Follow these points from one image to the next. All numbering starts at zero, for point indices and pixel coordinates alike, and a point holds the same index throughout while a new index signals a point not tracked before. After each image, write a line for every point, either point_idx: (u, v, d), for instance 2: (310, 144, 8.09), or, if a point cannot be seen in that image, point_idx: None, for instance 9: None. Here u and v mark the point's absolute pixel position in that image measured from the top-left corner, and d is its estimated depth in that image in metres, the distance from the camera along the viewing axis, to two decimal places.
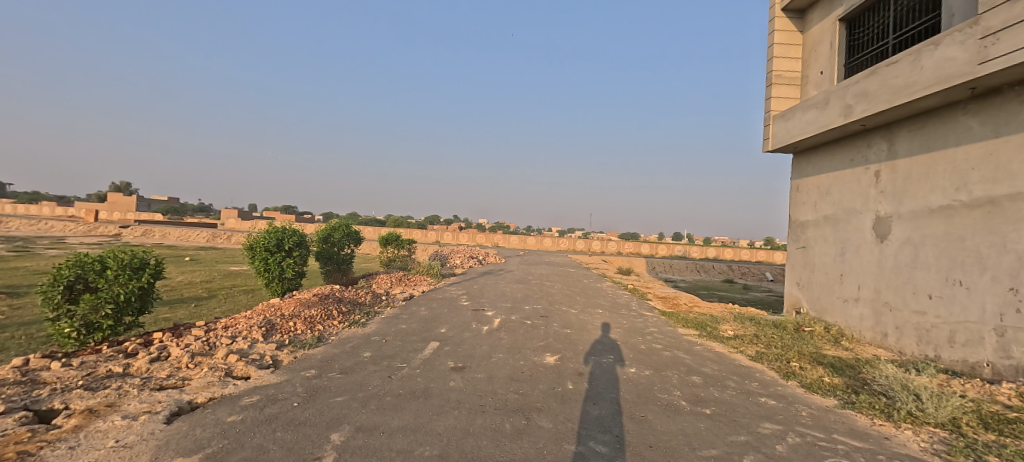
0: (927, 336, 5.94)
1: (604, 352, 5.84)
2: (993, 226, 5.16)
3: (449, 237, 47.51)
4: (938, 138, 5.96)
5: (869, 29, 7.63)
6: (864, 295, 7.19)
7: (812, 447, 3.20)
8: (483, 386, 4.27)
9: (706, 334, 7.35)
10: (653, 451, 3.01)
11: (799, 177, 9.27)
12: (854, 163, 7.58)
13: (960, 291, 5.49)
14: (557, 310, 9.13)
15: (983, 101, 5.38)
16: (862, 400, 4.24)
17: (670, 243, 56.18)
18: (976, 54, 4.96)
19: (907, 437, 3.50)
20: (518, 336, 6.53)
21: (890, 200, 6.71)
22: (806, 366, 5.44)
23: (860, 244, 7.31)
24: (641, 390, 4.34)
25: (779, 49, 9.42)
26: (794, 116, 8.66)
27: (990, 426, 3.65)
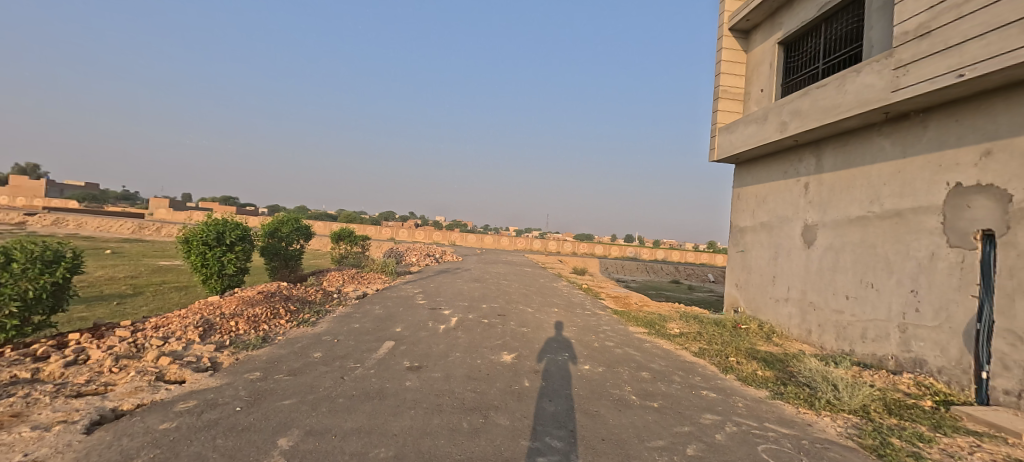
0: (844, 332, 6.62)
1: (559, 350, 6.00)
2: (899, 236, 5.84)
3: (405, 234, 46.52)
4: (858, 156, 6.65)
5: (804, 53, 8.36)
6: (792, 295, 7.87)
7: (746, 435, 3.49)
8: (440, 385, 4.26)
9: (654, 332, 7.75)
10: (605, 444, 3.15)
11: (740, 185, 9.98)
12: (788, 175, 8.27)
13: (872, 292, 6.17)
14: (514, 308, 9.24)
15: (895, 125, 6.06)
16: (789, 390, 4.67)
17: (622, 245, 58.38)
18: (890, 82, 5.59)
19: (825, 423, 3.90)
20: (475, 335, 6.55)
21: (817, 210, 7.41)
22: (742, 361, 5.89)
23: (791, 249, 8.00)
24: (594, 386, 4.52)
25: (726, 66, 10.09)
26: (737, 128, 9.31)
27: (892, 411, 4.15)
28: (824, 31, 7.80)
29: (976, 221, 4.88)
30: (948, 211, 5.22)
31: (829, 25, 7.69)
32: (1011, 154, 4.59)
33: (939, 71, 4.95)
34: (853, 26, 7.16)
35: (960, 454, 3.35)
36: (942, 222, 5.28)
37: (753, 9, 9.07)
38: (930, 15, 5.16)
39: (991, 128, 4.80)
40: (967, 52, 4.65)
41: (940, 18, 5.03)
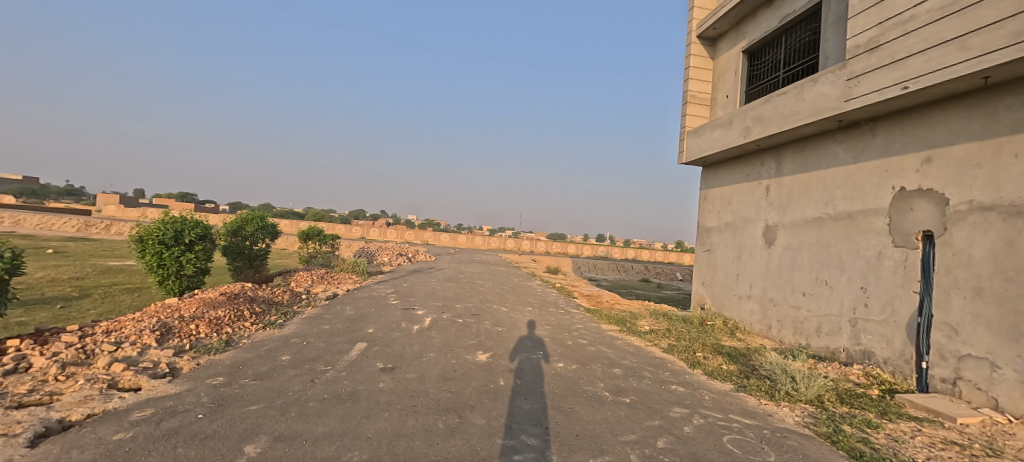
0: (801, 327, 7.01)
1: (534, 349, 6.06)
2: (850, 236, 6.23)
3: (376, 232, 45.59)
4: (814, 160, 7.04)
5: (766, 62, 8.78)
6: (755, 293, 8.25)
7: (712, 426, 3.65)
8: (415, 386, 4.23)
9: (625, 329, 7.94)
10: (579, 439, 3.22)
11: (706, 187, 10.36)
12: (751, 177, 8.66)
13: (826, 289, 6.56)
14: (488, 308, 9.25)
15: (847, 132, 6.46)
16: (752, 383, 4.91)
17: (594, 244, 59.37)
18: (843, 92, 5.95)
19: (785, 413, 4.13)
20: (449, 335, 6.52)
21: (777, 211, 7.80)
22: (708, 356, 6.13)
23: (753, 248, 8.39)
24: (568, 383, 4.61)
25: (694, 71, 10.44)
26: (704, 132, 9.66)
27: (844, 401, 4.43)
28: (785, 42, 8.22)
29: (917, 223, 5.28)
30: (893, 213, 5.62)
31: (789, 36, 8.11)
32: (948, 161, 4.99)
33: (886, 83, 5.32)
34: (811, 38, 7.58)
35: (903, 439, 3.62)
36: (888, 223, 5.69)
37: (719, 18, 9.44)
38: (879, 30, 5.53)
39: (931, 137, 5.20)
40: (911, 66, 5.02)
41: (888, 34, 5.40)
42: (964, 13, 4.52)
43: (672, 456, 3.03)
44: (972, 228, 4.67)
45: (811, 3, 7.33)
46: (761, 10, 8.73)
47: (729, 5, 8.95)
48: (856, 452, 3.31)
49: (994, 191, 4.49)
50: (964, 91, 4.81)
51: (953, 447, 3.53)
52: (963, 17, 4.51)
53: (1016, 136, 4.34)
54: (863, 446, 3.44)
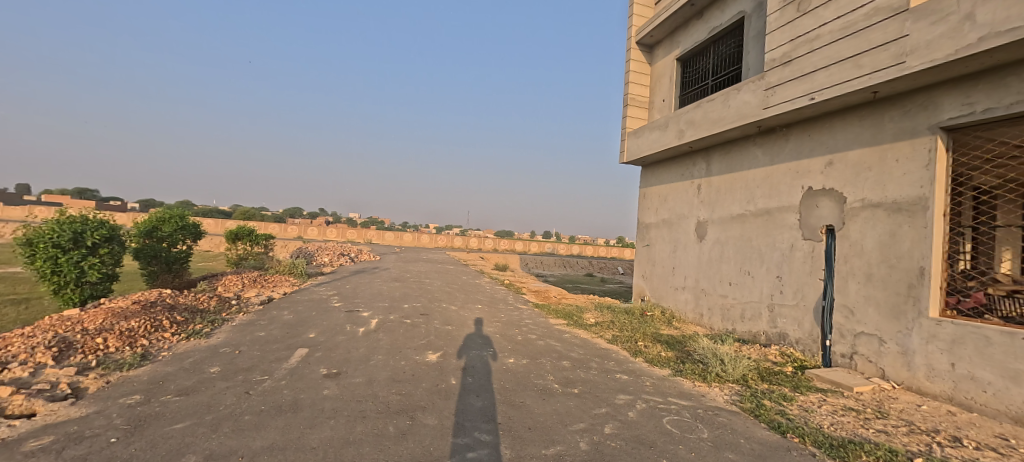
0: (728, 314, 7.68)
1: (484, 346, 6.10)
2: (768, 230, 6.91)
3: (315, 231, 43.17)
4: (738, 162, 7.71)
5: (697, 69, 9.45)
6: (688, 284, 8.88)
7: (654, 410, 3.92)
8: (362, 390, 4.10)
9: (572, 323, 8.23)
10: (531, 432, 3.31)
11: (645, 186, 10.95)
12: (685, 177, 9.30)
13: (749, 279, 7.23)
14: (437, 307, 9.13)
15: (765, 136, 7.14)
16: (687, 367, 5.31)
17: (541, 241, 60.56)
18: (762, 101, 6.57)
19: (715, 393, 4.53)
20: (398, 336, 6.38)
21: (707, 208, 8.45)
22: (648, 344, 6.53)
23: (687, 243, 9.03)
24: (519, 378, 4.70)
25: (633, 75, 10.97)
26: (642, 134, 10.20)
27: (764, 379, 4.93)
28: (713, 52, 8.89)
29: (822, 218, 5.98)
30: (803, 210, 6.32)
31: (717, 47, 8.79)
32: (846, 164, 5.70)
33: (797, 93, 5.95)
34: (735, 50, 8.27)
35: (811, 409, 4.11)
36: (799, 219, 6.38)
37: (656, 26, 10.00)
38: (791, 46, 6.17)
39: (833, 143, 5.90)
40: (817, 79, 5.65)
41: (798, 49, 6.03)
42: (859, 35, 5.17)
43: (618, 440, 3.22)
44: (864, 222, 5.38)
45: (735, 17, 8.00)
46: (693, 21, 9.38)
47: (665, 14, 9.51)
48: (775, 423, 3.71)
49: (881, 190, 5.21)
50: (858, 103, 5.52)
51: (851, 412, 4.07)
52: (858, 38, 5.16)
53: (898, 144, 5.06)
54: (781, 418, 3.86)
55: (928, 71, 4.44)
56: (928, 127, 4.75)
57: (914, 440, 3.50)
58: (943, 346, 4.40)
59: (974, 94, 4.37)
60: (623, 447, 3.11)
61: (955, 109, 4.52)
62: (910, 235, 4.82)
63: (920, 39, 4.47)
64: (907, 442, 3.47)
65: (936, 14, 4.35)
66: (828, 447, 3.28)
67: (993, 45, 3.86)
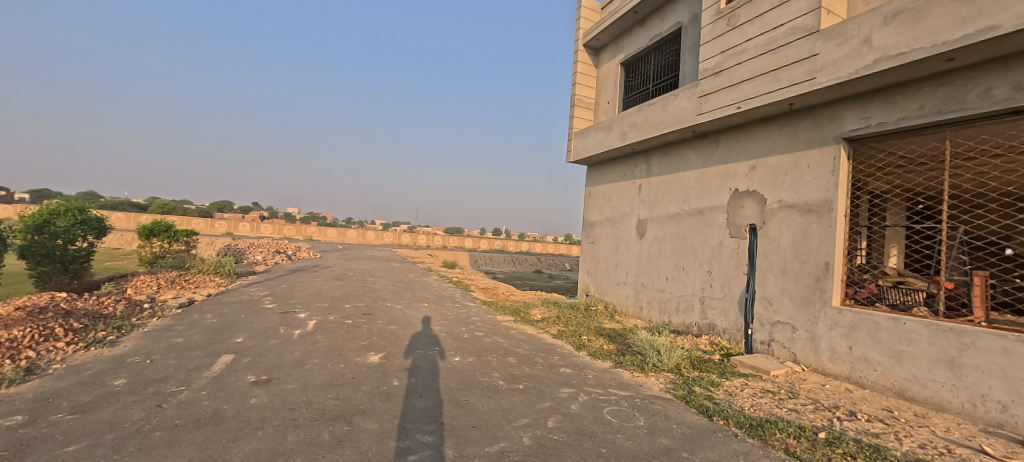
0: (664, 307, 8.13)
1: (429, 345, 5.98)
2: (701, 229, 7.40)
3: (247, 227, 40.18)
4: (675, 164, 8.18)
5: (639, 74, 9.88)
6: (629, 279, 9.30)
7: (596, 401, 4.06)
8: (296, 397, 3.87)
9: (519, 319, 8.32)
10: (475, 430, 3.30)
11: (590, 185, 11.29)
12: (626, 177, 9.71)
13: (683, 274, 7.70)
14: (381, 307, 8.83)
15: (699, 141, 7.63)
16: (627, 359, 5.56)
17: (491, 238, 60.70)
18: (696, 107, 7.01)
19: (651, 382, 4.79)
20: (337, 338, 6.08)
21: (647, 207, 8.88)
22: (592, 338, 6.76)
23: (628, 240, 9.44)
24: (464, 376, 4.67)
25: (580, 77, 11.26)
26: (588, 134, 10.49)
27: (695, 367, 5.29)
28: (654, 59, 9.34)
29: (746, 217, 6.50)
30: (729, 210, 6.84)
31: (657, 54, 9.24)
32: (767, 169, 6.23)
33: (726, 102, 6.41)
34: (673, 58, 8.74)
35: (735, 393, 4.47)
36: (726, 218, 6.89)
37: (602, 30, 10.30)
38: (721, 57, 6.63)
39: (756, 148, 6.42)
40: (743, 90, 6.12)
41: (728, 61, 6.50)
42: (778, 51, 5.67)
43: (561, 433, 3.30)
44: (781, 222, 5.91)
45: (674, 28, 8.46)
46: (635, 28, 9.79)
47: (611, 19, 9.83)
48: (703, 408, 3.99)
49: (794, 193, 5.76)
50: (777, 114, 6.05)
51: (768, 394, 4.47)
52: (778, 54, 5.66)
53: (808, 151, 5.61)
54: (708, 402, 4.16)
55: (834, 87, 4.96)
56: (833, 138, 5.32)
57: (819, 416, 3.91)
58: (843, 332, 4.97)
59: (869, 110, 4.96)
60: (565, 439, 3.19)
61: (855, 122, 5.10)
62: (818, 234, 5.38)
63: (828, 58, 4.98)
64: (813, 419, 3.88)
65: (841, 36, 4.88)
66: (748, 427, 3.58)
67: (885, 67, 4.39)
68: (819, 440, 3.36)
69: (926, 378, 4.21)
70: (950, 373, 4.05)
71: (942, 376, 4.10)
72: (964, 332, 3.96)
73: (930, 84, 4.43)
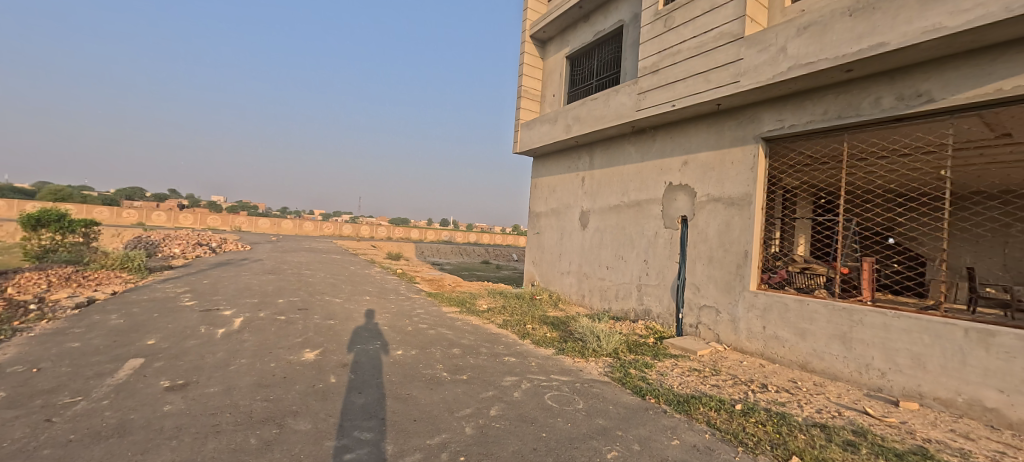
0: (605, 295, 8.51)
1: (370, 339, 5.80)
2: (638, 220, 7.79)
3: (162, 217, 36.27)
4: (616, 157, 8.50)
5: (583, 69, 10.11)
6: (573, 269, 9.60)
7: (538, 388, 4.17)
8: (218, 400, 3.60)
9: (465, 310, 8.31)
10: (417, 423, 3.27)
11: (535, 176, 11.44)
12: (571, 169, 9.95)
13: (622, 263, 8.08)
14: (318, 301, 8.40)
15: (637, 136, 7.97)
16: (568, 345, 5.76)
17: (438, 229, 59.80)
18: (635, 103, 7.31)
19: (591, 366, 5.01)
20: (268, 335, 5.71)
21: (590, 198, 9.18)
22: (535, 327, 6.93)
23: (572, 231, 9.72)
24: (407, 370, 4.59)
25: (527, 69, 11.30)
26: (534, 126, 10.59)
27: (631, 350, 5.61)
28: (598, 55, 9.60)
29: (678, 209, 6.94)
30: (664, 202, 7.25)
31: (601, 50, 9.50)
32: (697, 165, 6.66)
33: (662, 100, 6.74)
34: (615, 55, 9.04)
35: (666, 373, 4.80)
36: (661, 210, 7.31)
37: (548, 22, 10.37)
38: (658, 57, 6.95)
39: (688, 145, 6.84)
40: (677, 89, 6.47)
41: (664, 61, 6.83)
42: (708, 54, 6.05)
43: (502, 421, 3.35)
44: (708, 214, 6.37)
45: (616, 25, 8.74)
46: (580, 23, 9.98)
47: (557, 12, 9.92)
48: (637, 388, 4.25)
49: (720, 187, 6.22)
50: (706, 113, 6.48)
51: (694, 372, 4.85)
52: (708, 57, 6.03)
53: (732, 149, 6.08)
54: (642, 383, 4.43)
55: (755, 90, 5.39)
56: (753, 137, 5.80)
57: (737, 390, 4.32)
58: (759, 313, 5.49)
59: (784, 113, 5.45)
60: (506, 427, 3.25)
61: (771, 123, 5.59)
62: (739, 225, 5.87)
63: (750, 63, 5.40)
64: (732, 392, 4.27)
65: (761, 44, 5.30)
66: (676, 404, 3.86)
67: (797, 74, 4.84)
68: (736, 411, 3.71)
69: (824, 351, 4.78)
70: (842, 346, 4.63)
71: (836, 349, 4.68)
72: (855, 310, 4.53)
73: (834, 91, 4.95)
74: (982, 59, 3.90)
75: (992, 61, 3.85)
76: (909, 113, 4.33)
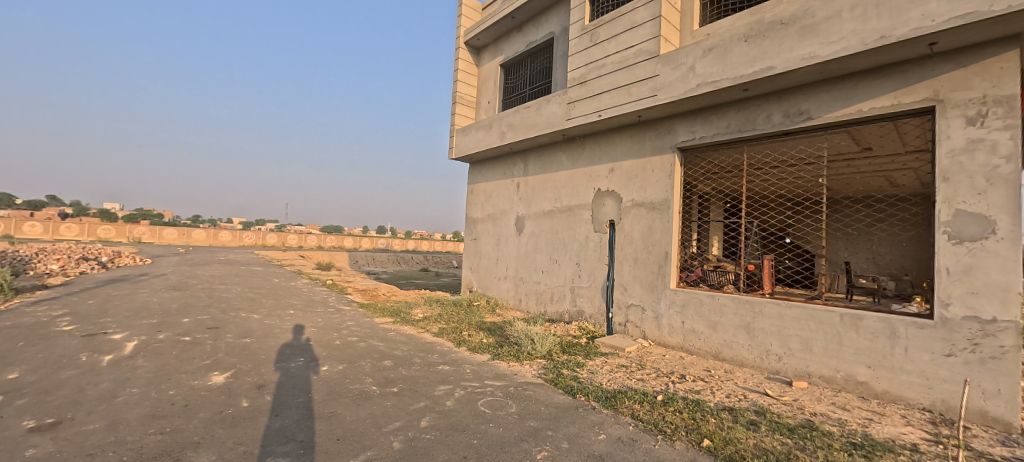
0: (540, 298, 8.69)
1: (293, 357, 5.41)
2: (570, 224, 8.08)
3: (37, 229, 31.04)
4: (549, 164, 8.75)
5: (517, 78, 10.32)
6: (509, 274, 9.70)
7: (471, 395, 4.15)
8: (100, 438, 3.15)
9: (399, 320, 8.05)
10: (340, 443, 3.10)
11: (471, 182, 11.43)
12: (506, 175, 10.08)
13: (556, 266, 8.31)
14: (232, 318, 7.66)
15: (569, 144, 8.29)
16: (503, 350, 5.81)
17: (373, 236, 57.44)
18: (565, 113, 7.60)
19: (525, 369, 5.09)
20: (169, 360, 5.11)
21: (525, 204, 9.36)
22: (472, 333, 6.90)
23: (508, 236, 9.84)
24: (333, 386, 4.34)
25: (461, 75, 11.31)
26: (469, 132, 10.59)
27: (564, 351, 5.79)
28: (530, 64, 9.86)
29: (606, 214, 7.30)
30: (593, 207, 7.59)
31: (533, 60, 9.77)
32: (622, 172, 7.07)
33: (589, 110, 7.08)
34: (547, 65, 9.34)
35: (596, 370, 5.02)
36: (591, 215, 7.64)
37: (482, 30, 10.46)
38: (585, 69, 7.29)
39: (614, 153, 7.24)
40: (602, 100, 6.83)
41: (590, 73, 7.18)
42: (629, 69, 6.47)
43: (433, 431, 3.29)
44: (633, 218, 6.78)
45: (547, 37, 9.05)
46: (513, 33, 10.20)
47: (491, 21, 10.06)
48: (569, 387, 4.39)
49: (643, 193, 6.65)
50: (629, 124, 6.91)
51: (622, 368, 5.12)
52: (629, 72, 6.45)
53: (653, 158, 6.54)
54: (574, 382, 4.59)
55: (670, 104, 5.85)
56: (670, 147, 6.28)
57: (659, 382, 4.63)
58: (678, 309, 5.93)
59: (695, 126, 5.97)
60: (436, 437, 3.20)
61: (685, 134, 6.09)
62: (660, 228, 6.31)
63: (665, 79, 5.85)
64: (654, 384, 4.57)
65: (674, 62, 5.78)
66: (604, 400, 4.04)
67: (704, 91, 5.33)
68: (657, 402, 3.97)
69: (732, 341, 5.28)
70: (747, 336, 5.14)
71: (743, 338, 5.19)
72: (756, 302, 5.07)
73: (735, 107, 5.52)
74: (848, 84, 4.56)
75: (853, 86, 4.52)
76: (795, 128, 4.95)
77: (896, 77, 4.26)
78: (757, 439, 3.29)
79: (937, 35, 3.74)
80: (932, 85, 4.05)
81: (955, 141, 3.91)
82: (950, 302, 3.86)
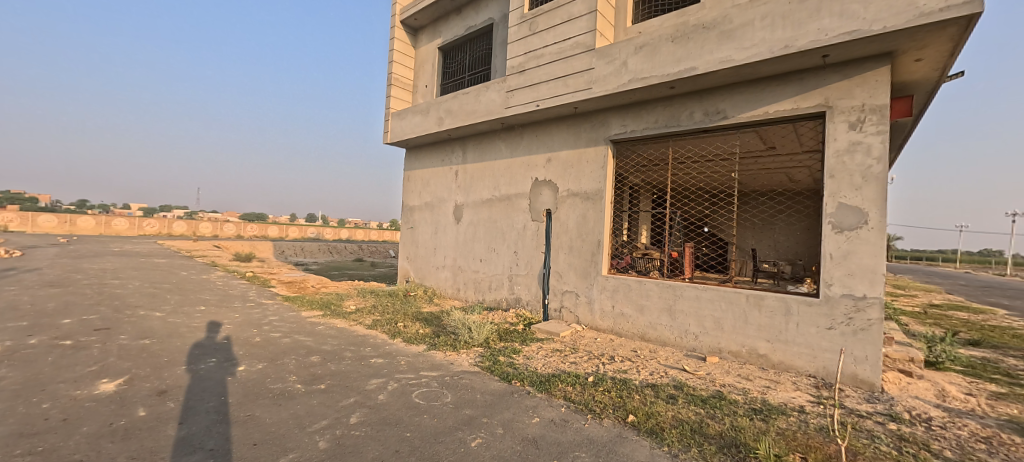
0: (478, 287, 8.69)
1: (205, 357, 4.91)
2: (508, 213, 8.12)
3: None
4: (488, 152, 8.68)
5: (455, 62, 10.08)
6: (447, 263, 9.58)
7: (406, 386, 4.07)
8: None
9: (329, 313, 7.63)
10: (257, 447, 2.89)
11: (407, 168, 11.05)
12: (444, 163, 9.86)
13: (494, 255, 8.34)
14: (129, 317, 6.76)
15: (507, 132, 8.28)
16: (440, 340, 5.73)
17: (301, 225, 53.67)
18: (504, 101, 7.56)
19: (462, 358, 5.07)
20: (43, 368, 4.38)
21: (463, 192, 9.24)
22: (407, 324, 6.74)
23: (446, 225, 9.68)
24: (251, 387, 4.02)
25: (397, 55, 10.80)
26: (405, 117, 10.18)
27: (500, 338, 5.85)
28: (469, 50, 9.67)
29: (543, 203, 7.43)
30: (531, 196, 7.69)
31: (472, 46, 9.59)
32: (558, 162, 7.23)
33: (527, 100, 7.10)
34: (486, 52, 9.23)
35: (531, 356, 5.15)
36: (528, 204, 7.73)
37: (419, 10, 10.04)
38: (524, 58, 7.30)
39: (551, 143, 7.35)
40: (540, 90, 6.89)
41: (529, 62, 7.20)
42: (566, 60, 6.58)
43: (363, 428, 3.18)
44: (568, 208, 6.98)
45: (486, 23, 8.92)
46: (452, 16, 9.91)
47: (428, 1, 9.68)
48: (505, 374, 4.46)
49: (578, 183, 6.86)
50: (566, 115, 7.05)
51: (556, 352, 5.30)
52: (566, 64, 6.56)
53: (587, 149, 6.75)
54: (510, 368, 4.67)
55: (604, 98, 6.05)
56: (603, 139, 6.51)
57: (590, 364, 4.86)
58: (609, 294, 6.24)
59: (627, 120, 6.24)
60: (367, 433, 3.09)
61: (617, 128, 6.35)
62: (594, 217, 6.57)
63: (600, 73, 6.04)
64: (586, 366, 4.79)
65: (608, 57, 5.97)
66: (538, 384, 4.15)
67: (635, 86, 5.58)
68: (588, 383, 4.17)
69: (656, 323, 5.67)
70: (669, 317, 5.55)
71: (665, 320, 5.59)
72: (677, 286, 5.47)
73: (663, 104, 5.85)
74: (757, 87, 5.02)
75: (762, 90, 4.98)
76: (713, 126, 5.36)
77: (796, 84, 4.76)
78: (674, 411, 3.58)
79: (829, 48, 4.23)
80: (824, 92, 4.57)
81: (840, 143, 4.47)
82: (832, 283, 4.44)
